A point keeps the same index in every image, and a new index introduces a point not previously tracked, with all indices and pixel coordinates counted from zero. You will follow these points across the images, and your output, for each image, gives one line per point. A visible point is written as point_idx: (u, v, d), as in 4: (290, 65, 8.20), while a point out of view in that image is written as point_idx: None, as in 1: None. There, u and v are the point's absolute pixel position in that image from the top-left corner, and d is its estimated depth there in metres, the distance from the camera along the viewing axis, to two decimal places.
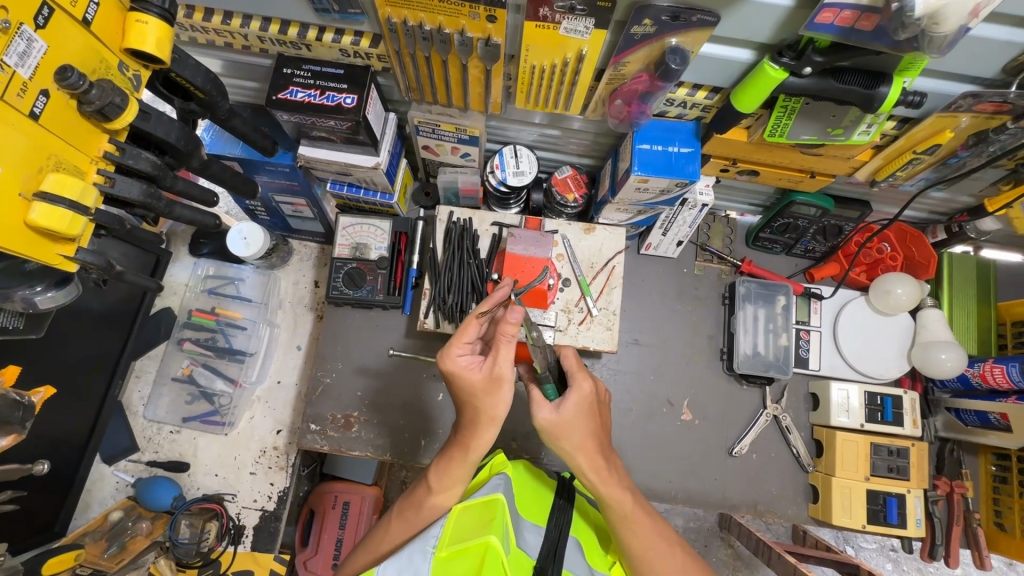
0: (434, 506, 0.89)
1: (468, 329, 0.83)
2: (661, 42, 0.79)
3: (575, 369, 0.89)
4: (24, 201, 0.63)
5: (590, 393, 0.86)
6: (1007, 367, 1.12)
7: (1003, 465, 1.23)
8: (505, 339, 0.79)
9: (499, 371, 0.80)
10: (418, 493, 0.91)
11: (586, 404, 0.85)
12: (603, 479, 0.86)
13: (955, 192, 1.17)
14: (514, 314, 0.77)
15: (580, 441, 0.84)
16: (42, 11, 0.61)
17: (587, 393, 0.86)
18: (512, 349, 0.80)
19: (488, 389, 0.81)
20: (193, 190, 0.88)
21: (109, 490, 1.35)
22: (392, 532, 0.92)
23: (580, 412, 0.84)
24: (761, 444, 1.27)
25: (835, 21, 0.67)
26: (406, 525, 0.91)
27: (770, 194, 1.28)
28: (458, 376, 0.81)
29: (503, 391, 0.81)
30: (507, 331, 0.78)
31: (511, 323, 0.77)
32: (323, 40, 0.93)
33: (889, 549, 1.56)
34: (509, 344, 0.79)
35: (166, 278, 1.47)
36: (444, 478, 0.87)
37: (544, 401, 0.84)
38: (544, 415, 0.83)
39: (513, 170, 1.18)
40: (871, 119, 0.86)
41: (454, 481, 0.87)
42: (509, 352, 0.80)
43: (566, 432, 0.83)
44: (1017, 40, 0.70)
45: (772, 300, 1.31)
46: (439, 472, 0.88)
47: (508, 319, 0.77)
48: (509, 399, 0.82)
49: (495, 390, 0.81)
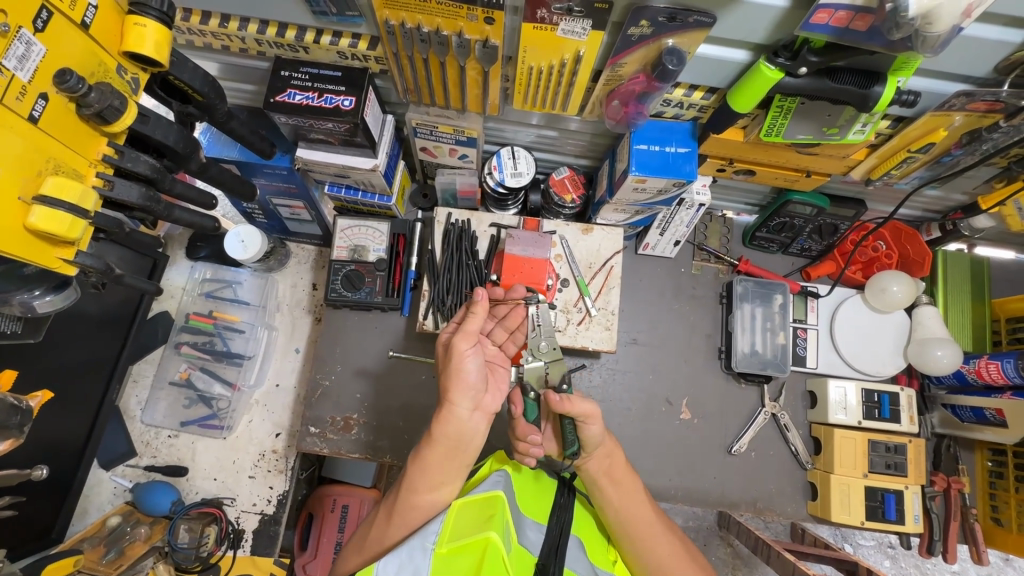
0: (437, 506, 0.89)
1: (457, 312, 0.97)
2: (657, 43, 0.80)
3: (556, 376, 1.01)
4: (23, 204, 0.62)
5: (579, 388, 1.00)
6: (1002, 363, 1.13)
7: (999, 461, 1.24)
8: (471, 314, 0.90)
9: (458, 339, 0.88)
10: (398, 484, 0.90)
11: (589, 392, 0.96)
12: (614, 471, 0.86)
13: (949, 190, 1.18)
14: (482, 294, 0.90)
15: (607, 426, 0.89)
16: (41, 15, 0.61)
17: (579, 385, 0.99)
18: (478, 325, 0.90)
19: (447, 356, 0.88)
20: (191, 193, 0.88)
21: (107, 495, 1.34)
22: (378, 526, 0.89)
23: (598, 399, 0.93)
24: (759, 442, 1.28)
25: (830, 21, 0.68)
26: (387, 517, 0.89)
27: (766, 193, 1.29)
28: (436, 347, 0.94)
29: (460, 358, 0.86)
30: (476, 305, 0.90)
31: (479, 300, 0.90)
32: (320, 43, 0.93)
33: (887, 546, 1.58)
34: (473, 316, 0.89)
35: (163, 281, 1.47)
36: (419, 464, 0.87)
37: (580, 394, 0.87)
38: (585, 405, 0.86)
39: (511, 172, 1.18)
40: (866, 118, 0.86)
41: (429, 465, 0.86)
42: (472, 323, 0.89)
43: (600, 418, 0.88)
44: (1010, 39, 0.71)
45: (769, 299, 1.32)
46: (415, 457, 0.88)
47: (475, 297, 0.90)
48: (464, 369, 0.86)
49: (453, 359, 0.88)
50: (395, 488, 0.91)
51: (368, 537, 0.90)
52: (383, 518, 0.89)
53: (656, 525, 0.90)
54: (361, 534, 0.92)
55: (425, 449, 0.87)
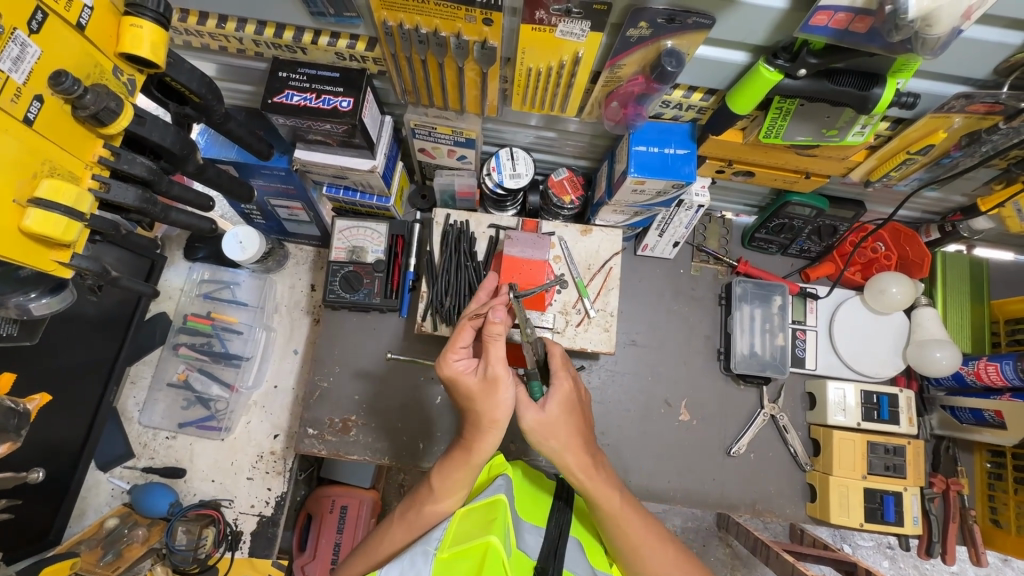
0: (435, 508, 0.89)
1: (464, 336, 0.87)
2: (657, 44, 0.80)
3: (558, 366, 0.91)
4: (18, 207, 0.62)
5: (570, 391, 0.88)
6: (1001, 365, 1.13)
7: (998, 463, 1.23)
8: (493, 339, 0.82)
9: (492, 370, 0.82)
10: (419, 494, 0.91)
11: (565, 403, 0.86)
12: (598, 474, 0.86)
13: (948, 192, 1.18)
14: (498, 313, 0.83)
15: (562, 444, 0.85)
16: (36, 16, 0.60)
17: (567, 392, 0.87)
18: (502, 348, 0.83)
19: (485, 392, 0.82)
20: (188, 195, 0.88)
21: (104, 497, 1.34)
22: (392, 535, 0.90)
23: (563, 412, 0.85)
24: (758, 443, 1.28)
25: (829, 23, 0.67)
26: (405, 527, 0.90)
27: (765, 194, 1.29)
28: (455, 380, 0.84)
29: (500, 391, 0.81)
30: (495, 331, 0.82)
31: (498, 321, 0.82)
32: (318, 44, 0.93)
33: (886, 547, 1.58)
34: (497, 343, 0.82)
35: (161, 283, 1.47)
36: (447, 480, 0.87)
37: (529, 402, 0.84)
38: (529, 416, 0.84)
39: (509, 173, 1.18)
40: (865, 121, 0.86)
41: (456, 483, 0.86)
42: (499, 350, 0.82)
43: (551, 433, 0.84)
44: (1009, 41, 0.71)
45: (768, 300, 1.32)
46: (442, 472, 0.88)
47: (493, 319, 0.82)
48: (507, 401, 0.81)
49: (492, 391, 0.82)
50: (416, 499, 0.91)
51: (377, 545, 0.91)
52: (401, 529, 0.90)
53: (637, 530, 0.88)
54: (371, 544, 0.92)
55: (455, 467, 0.86)
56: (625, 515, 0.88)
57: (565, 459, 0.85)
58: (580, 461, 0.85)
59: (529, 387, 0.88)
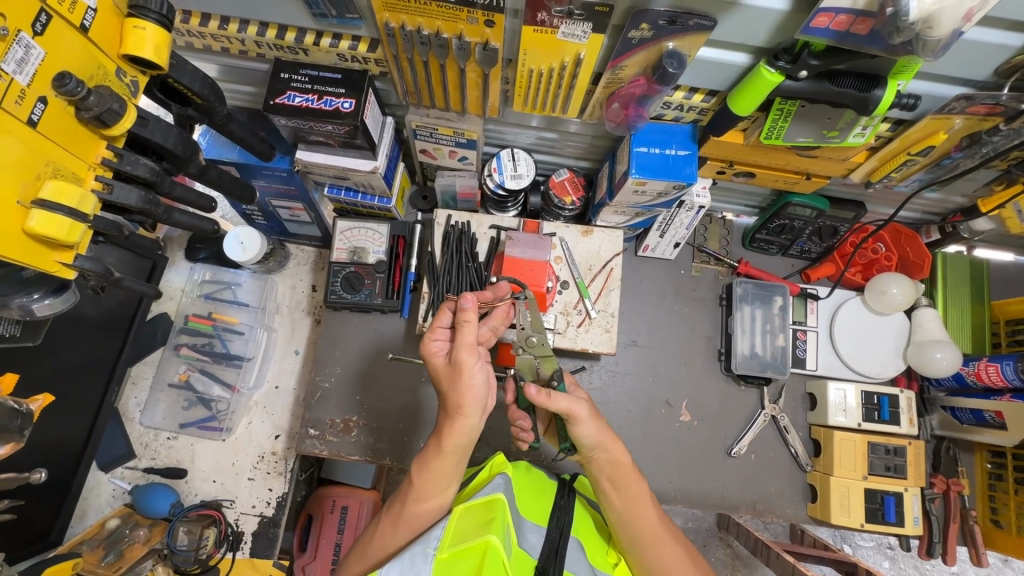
0: (437, 508, 0.89)
1: (443, 318, 0.89)
2: (658, 45, 0.80)
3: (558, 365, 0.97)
4: (22, 208, 0.62)
5: (580, 378, 0.95)
6: (1002, 365, 1.13)
7: (999, 463, 1.24)
8: (464, 324, 0.83)
9: (459, 355, 0.83)
10: (400, 491, 0.89)
11: (589, 389, 0.92)
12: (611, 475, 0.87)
13: (948, 193, 1.18)
14: (468, 300, 0.83)
15: (595, 432, 0.85)
16: (40, 18, 0.60)
17: (580, 378, 0.94)
18: (473, 334, 0.83)
19: (451, 375, 0.84)
20: (190, 195, 0.88)
21: (105, 497, 1.34)
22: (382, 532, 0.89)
23: (595, 399, 0.90)
24: (759, 444, 1.28)
25: (830, 25, 0.68)
26: (392, 524, 0.88)
27: (766, 195, 1.29)
28: (428, 359, 0.87)
29: (464, 375, 0.82)
30: (467, 317, 0.83)
31: (469, 308, 0.83)
32: (320, 45, 0.93)
33: (886, 547, 1.58)
34: (466, 329, 0.82)
35: (162, 283, 1.47)
36: (427, 473, 0.86)
37: (576, 396, 0.85)
38: (581, 407, 0.84)
39: (511, 174, 1.18)
40: (866, 122, 0.86)
41: (436, 475, 0.86)
42: (468, 337, 0.83)
43: (595, 421, 0.85)
44: (1009, 43, 0.71)
45: (769, 301, 1.32)
46: (421, 467, 0.87)
47: (464, 306, 0.83)
48: (471, 385, 0.82)
49: (457, 376, 0.83)
50: (399, 495, 0.90)
51: (370, 543, 0.89)
52: (387, 525, 0.89)
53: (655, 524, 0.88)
54: (362, 542, 0.91)
55: (433, 458, 0.85)
56: (651, 506, 0.89)
57: (606, 447, 0.86)
58: (619, 449, 0.87)
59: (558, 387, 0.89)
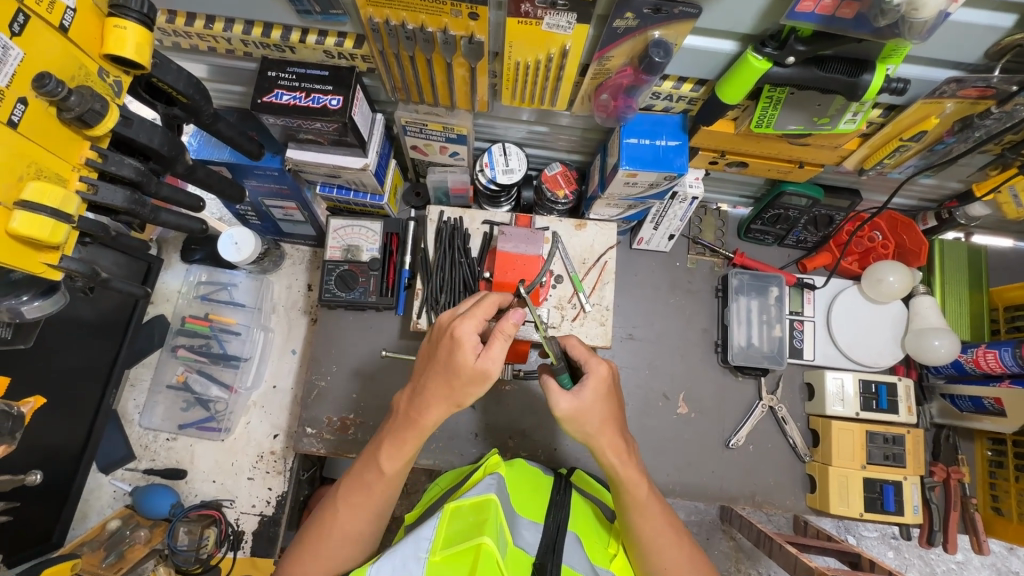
0: (389, 494, 0.89)
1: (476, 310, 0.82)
2: (644, 35, 0.79)
3: (584, 355, 0.87)
4: (5, 210, 0.62)
5: (607, 376, 0.85)
6: (1000, 352, 1.11)
7: (999, 450, 1.23)
8: (502, 337, 0.77)
9: (486, 363, 0.77)
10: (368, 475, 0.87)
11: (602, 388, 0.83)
12: (619, 467, 0.86)
13: (942, 179, 1.17)
14: (517, 316, 0.78)
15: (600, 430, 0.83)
16: (17, 19, 0.60)
17: (603, 377, 0.84)
18: (504, 348, 0.78)
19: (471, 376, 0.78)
20: (179, 196, 0.88)
21: (106, 499, 1.35)
22: (348, 519, 0.87)
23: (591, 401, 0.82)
24: (757, 436, 1.28)
25: (815, 9, 0.67)
26: (359, 510, 0.87)
27: (761, 185, 1.28)
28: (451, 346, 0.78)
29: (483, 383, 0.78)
30: (505, 330, 0.77)
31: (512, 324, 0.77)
32: (306, 42, 0.93)
33: (891, 537, 1.57)
34: (502, 342, 0.77)
35: (159, 285, 1.48)
36: (393, 452, 0.85)
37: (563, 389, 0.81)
38: (564, 404, 0.81)
39: (502, 169, 1.18)
40: (857, 108, 0.85)
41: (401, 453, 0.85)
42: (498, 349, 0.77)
43: (580, 421, 0.82)
44: (998, 24, 0.70)
45: (765, 291, 1.31)
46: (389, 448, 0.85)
47: (511, 318, 0.77)
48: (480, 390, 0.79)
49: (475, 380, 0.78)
50: (359, 478, 0.88)
51: (335, 532, 0.87)
52: (350, 510, 0.87)
53: (664, 527, 0.88)
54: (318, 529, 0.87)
55: (393, 440, 0.85)
56: (649, 506, 0.88)
57: (594, 442, 0.84)
58: (614, 443, 0.85)
59: (559, 378, 0.85)
